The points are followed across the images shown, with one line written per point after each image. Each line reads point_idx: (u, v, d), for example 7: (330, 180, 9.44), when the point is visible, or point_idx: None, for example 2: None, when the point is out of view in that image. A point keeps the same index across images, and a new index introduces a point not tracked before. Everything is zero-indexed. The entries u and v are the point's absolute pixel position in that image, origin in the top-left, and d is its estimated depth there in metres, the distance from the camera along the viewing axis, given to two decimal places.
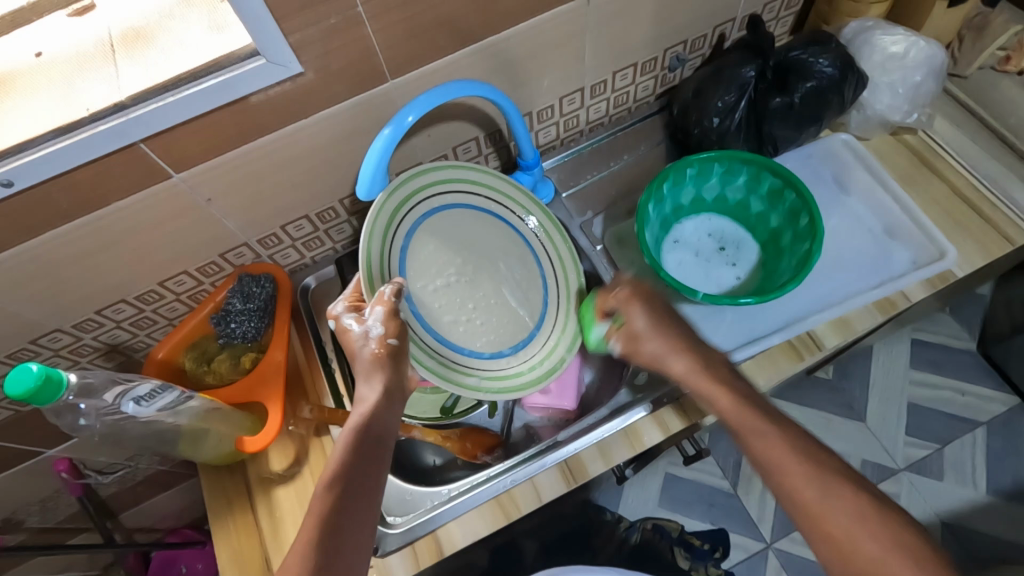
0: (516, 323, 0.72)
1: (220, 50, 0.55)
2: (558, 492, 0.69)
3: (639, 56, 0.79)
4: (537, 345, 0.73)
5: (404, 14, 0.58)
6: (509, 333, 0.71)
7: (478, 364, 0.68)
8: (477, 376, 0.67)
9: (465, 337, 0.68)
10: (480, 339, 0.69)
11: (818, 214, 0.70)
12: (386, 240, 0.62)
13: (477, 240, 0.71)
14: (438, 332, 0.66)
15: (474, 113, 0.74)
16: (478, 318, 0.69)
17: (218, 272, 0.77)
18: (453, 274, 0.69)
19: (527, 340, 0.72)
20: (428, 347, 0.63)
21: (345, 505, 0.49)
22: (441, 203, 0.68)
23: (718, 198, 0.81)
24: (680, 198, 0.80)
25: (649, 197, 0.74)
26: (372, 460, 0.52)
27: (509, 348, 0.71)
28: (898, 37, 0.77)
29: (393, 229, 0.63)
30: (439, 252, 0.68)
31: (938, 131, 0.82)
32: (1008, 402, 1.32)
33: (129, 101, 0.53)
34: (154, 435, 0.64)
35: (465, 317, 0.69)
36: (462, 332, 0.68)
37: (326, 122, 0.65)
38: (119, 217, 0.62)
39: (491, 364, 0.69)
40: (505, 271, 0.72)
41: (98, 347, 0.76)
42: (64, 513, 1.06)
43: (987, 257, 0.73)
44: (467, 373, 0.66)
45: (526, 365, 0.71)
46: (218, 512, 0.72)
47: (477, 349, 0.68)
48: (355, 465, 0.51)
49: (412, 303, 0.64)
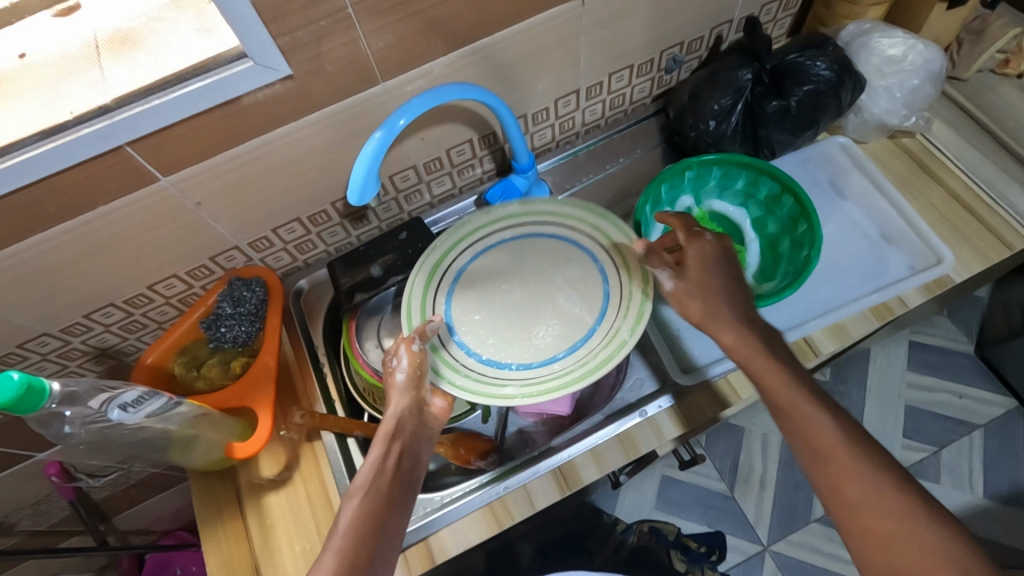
0: (573, 326, 0.67)
1: (207, 53, 0.54)
2: (551, 499, 0.69)
3: (634, 58, 0.78)
4: (598, 338, 0.66)
5: (395, 16, 0.57)
6: (562, 336, 0.67)
7: (516, 375, 0.66)
8: (516, 385, 0.65)
9: (513, 354, 0.67)
10: (529, 351, 0.67)
11: (817, 220, 0.70)
12: (429, 294, 0.70)
13: (531, 261, 0.72)
14: (482, 353, 0.67)
15: (467, 115, 0.73)
16: (529, 333, 0.68)
17: (209, 276, 0.76)
18: (509, 296, 0.70)
19: (584, 337, 0.66)
20: (467, 367, 0.66)
21: (375, 517, 0.51)
22: (490, 242, 0.72)
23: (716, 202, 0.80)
24: (678, 200, 0.79)
25: (645, 200, 0.75)
26: (397, 477, 0.55)
27: (565, 351, 0.66)
28: (896, 40, 0.76)
29: (435, 283, 0.70)
30: (490, 284, 0.71)
31: (938, 135, 0.81)
32: (1006, 405, 1.32)
33: (114, 105, 0.53)
34: (141, 441, 0.63)
35: (517, 335, 0.68)
36: (508, 349, 0.67)
37: (316, 124, 0.64)
38: (106, 221, 0.61)
39: (541, 371, 0.65)
40: (562, 283, 0.70)
41: (87, 351, 0.75)
42: (57, 516, 1.05)
43: (985, 262, 0.72)
44: (503, 384, 0.65)
45: (581, 361, 0.65)
46: (207, 519, 0.71)
47: (526, 361, 0.67)
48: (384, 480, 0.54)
49: (456, 334, 0.68)
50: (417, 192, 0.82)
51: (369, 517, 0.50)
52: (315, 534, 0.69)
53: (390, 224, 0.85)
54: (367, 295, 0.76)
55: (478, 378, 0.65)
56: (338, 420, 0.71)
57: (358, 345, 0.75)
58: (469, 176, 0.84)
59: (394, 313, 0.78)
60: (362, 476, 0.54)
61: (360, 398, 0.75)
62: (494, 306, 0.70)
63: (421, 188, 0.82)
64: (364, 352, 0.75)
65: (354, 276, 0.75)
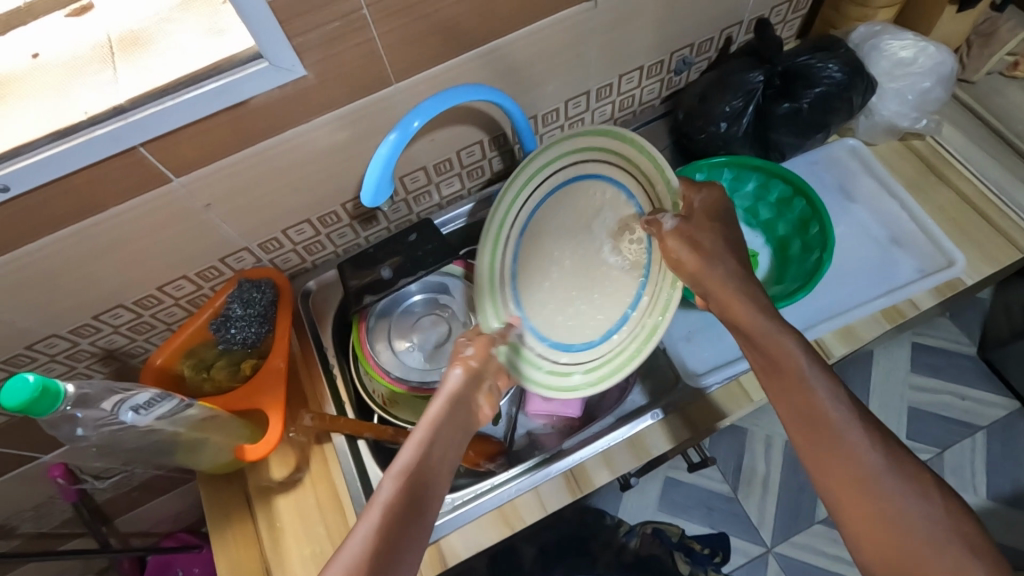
0: (623, 286, 0.64)
1: (221, 54, 0.54)
2: (563, 502, 0.69)
3: (644, 59, 0.78)
4: (642, 307, 0.60)
5: (409, 16, 0.57)
6: (616, 301, 0.64)
7: (583, 359, 0.65)
8: (579, 372, 0.65)
9: (579, 332, 0.66)
10: (592, 324, 0.65)
11: (829, 221, 0.70)
12: (492, 295, 0.71)
13: (575, 221, 0.68)
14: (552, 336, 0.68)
15: (479, 117, 0.73)
16: (593, 301, 0.66)
17: (218, 277, 0.75)
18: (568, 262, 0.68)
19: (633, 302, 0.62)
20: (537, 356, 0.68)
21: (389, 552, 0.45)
22: (534, 210, 0.70)
23: None
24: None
25: None
26: (422, 499, 0.50)
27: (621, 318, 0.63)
28: (907, 42, 0.76)
29: (497, 283, 0.71)
30: (550, 256, 0.70)
31: (947, 137, 0.81)
32: (1008, 407, 1.32)
33: (128, 105, 0.52)
34: (150, 444, 0.62)
35: (583, 305, 0.67)
36: (577, 327, 0.66)
37: (328, 125, 0.64)
38: (115, 222, 0.60)
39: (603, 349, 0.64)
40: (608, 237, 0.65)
41: (95, 352, 0.74)
42: (59, 519, 1.04)
43: (995, 265, 0.72)
44: (570, 372, 0.65)
45: (633, 331, 0.61)
46: (216, 522, 0.71)
47: (590, 337, 0.65)
48: (409, 502, 0.49)
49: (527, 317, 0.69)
50: (427, 193, 0.82)
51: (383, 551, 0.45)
52: (325, 538, 0.68)
53: (398, 225, 0.84)
54: (376, 296, 0.74)
55: (552, 368, 0.66)
56: (349, 420, 0.71)
57: (369, 345, 0.75)
58: (478, 177, 0.84)
59: (403, 316, 0.79)
60: (386, 490, 0.49)
61: (369, 399, 0.75)
62: (560, 279, 0.69)
63: (430, 190, 0.81)
64: (374, 352, 0.75)
65: (361, 278, 0.75)
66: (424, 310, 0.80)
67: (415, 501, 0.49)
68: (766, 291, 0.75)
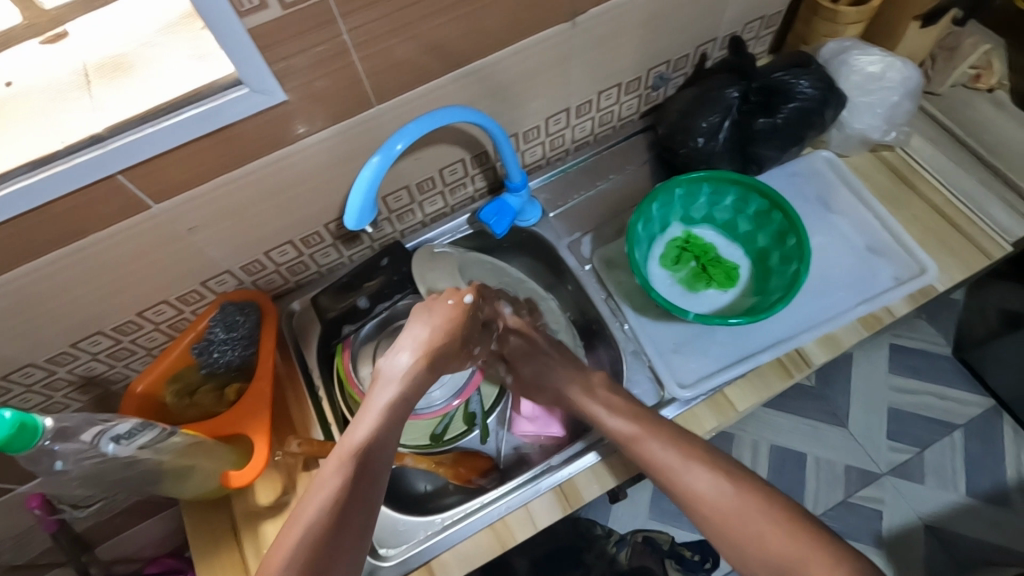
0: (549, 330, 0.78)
1: (200, 80, 0.53)
2: (554, 518, 0.68)
3: (623, 76, 0.80)
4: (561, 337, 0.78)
5: (391, 41, 0.57)
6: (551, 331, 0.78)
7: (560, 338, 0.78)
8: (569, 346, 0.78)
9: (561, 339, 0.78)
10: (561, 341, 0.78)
11: (805, 232, 0.72)
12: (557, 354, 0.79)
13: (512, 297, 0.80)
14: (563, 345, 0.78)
15: (462, 136, 0.74)
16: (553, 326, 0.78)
17: (200, 300, 0.74)
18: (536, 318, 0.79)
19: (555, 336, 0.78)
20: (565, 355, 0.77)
21: (324, 552, 0.47)
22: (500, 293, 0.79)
23: (706, 217, 0.82)
24: (667, 218, 0.81)
25: (638, 217, 0.75)
26: (362, 490, 0.51)
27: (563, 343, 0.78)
28: (874, 57, 0.78)
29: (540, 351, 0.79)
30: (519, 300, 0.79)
31: (917, 148, 0.84)
32: (984, 405, 1.36)
33: (106, 133, 0.52)
34: (135, 475, 0.61)
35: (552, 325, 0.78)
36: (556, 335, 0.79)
37: (312, 149, 0.64)
38: (95, 249, 0.59)
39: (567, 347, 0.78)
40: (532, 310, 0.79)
41: (73, 380, 0.73)
42: (38, 549, 1.00)
43: (967, 272, 0.75)
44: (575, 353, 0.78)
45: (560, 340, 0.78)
46: (203, 554, 0.69)
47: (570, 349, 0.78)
48: (350, 501, 0.50)
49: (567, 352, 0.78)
50: (410, 211, 0.82)
51: (316, 554, 0.47)
52: None
53: (382, 243, 0.84)
54: (354, 325, 0.79)
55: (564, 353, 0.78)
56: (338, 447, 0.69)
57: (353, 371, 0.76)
58: (460, 195, 0.84)
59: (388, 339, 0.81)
60: (326, 485, 0.50)
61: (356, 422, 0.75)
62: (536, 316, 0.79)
63: (414, 208, 0.81)
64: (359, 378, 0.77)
65: (337, 307, 0.77)
66: None
67: (360, 481, 0.51)
68: (743, 303, 0.77)
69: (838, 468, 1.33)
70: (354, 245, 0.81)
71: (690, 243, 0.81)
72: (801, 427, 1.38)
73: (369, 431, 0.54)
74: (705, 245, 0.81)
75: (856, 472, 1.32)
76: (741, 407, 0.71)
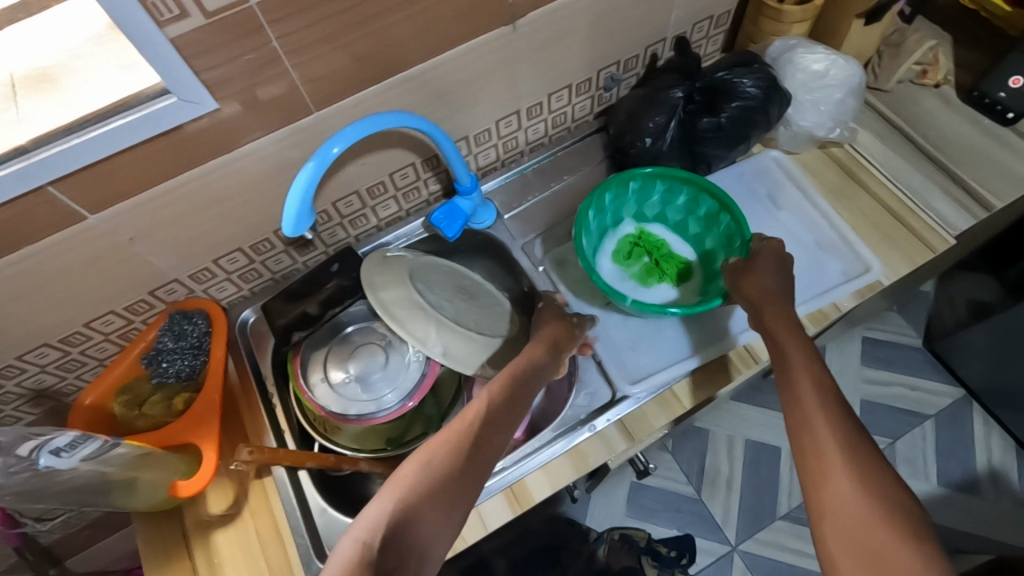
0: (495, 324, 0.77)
1: (125, 90, 0.53)
2: (504, 519, 0.69)
3: (573, 78, 0.80)
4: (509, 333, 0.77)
5: (326, 46, 0.57)
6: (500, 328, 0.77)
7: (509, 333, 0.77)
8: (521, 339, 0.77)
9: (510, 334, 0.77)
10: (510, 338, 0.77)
11: (750, 235, 0.72)
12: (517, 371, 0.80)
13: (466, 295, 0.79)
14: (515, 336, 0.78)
15: (409, 140, 0.74)
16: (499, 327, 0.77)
17: (149, 309, 0.74)
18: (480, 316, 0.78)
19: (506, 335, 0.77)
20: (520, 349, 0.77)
21: (450, 475, 0.51)
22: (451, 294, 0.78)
23: (660, 215, 0.82)
24: (621, 213, 0.82)
25: (590, 203, 0.76)
26: (490, 436, 0.55)
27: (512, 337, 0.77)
28: (819, 55, 0.79)
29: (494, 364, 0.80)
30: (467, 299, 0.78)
31: (864, 144, 0.85)
32: (954, 395, 1.37)
33: (31, 145, 0.51)
34: (78, 489, 0.61)
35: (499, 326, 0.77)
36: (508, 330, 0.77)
37: (252, 156, 0.64)
38: (34, 262, 0.59)
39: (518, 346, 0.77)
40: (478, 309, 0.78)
41: (23, 393, 0.72)
42: (4, 565, 1.00)
43: (911, 265, 0.76)
44: None
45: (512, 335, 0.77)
46: (154, 565, 0.69)
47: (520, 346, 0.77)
48: (475, 441, 0.54)
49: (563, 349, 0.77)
50: (362, 216, 0.82)
51: (443, 475, 0.51)
52: (265, 571, 0.67)
53: (336, 248, 0.84)
54: (304, 332, 0.80)
55: None
56: (290, 453, 0.67)
57: (304, 381, 0.75)
58: (414, 199, 0.85)
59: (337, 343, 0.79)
60: (458, 425, 0.55)
61: (310, 428, 0.76)
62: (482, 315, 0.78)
63: (367, 213, 0.81)
64: (309, 386, 0.75)
65: (288, 316, 0.79)
66: (360, 337, 0.79)
67: (489, 429, 0.56)
68: (693, 298, 0.78)
69: None
70: (301, 252, 0.80)
71: (642, 239, 0.82)
72: (774, 420, 1.39)
73: (502, 384, 0.60)
74: (657, 241, 0.82)
75: None
76: (687, 403, 0.73)
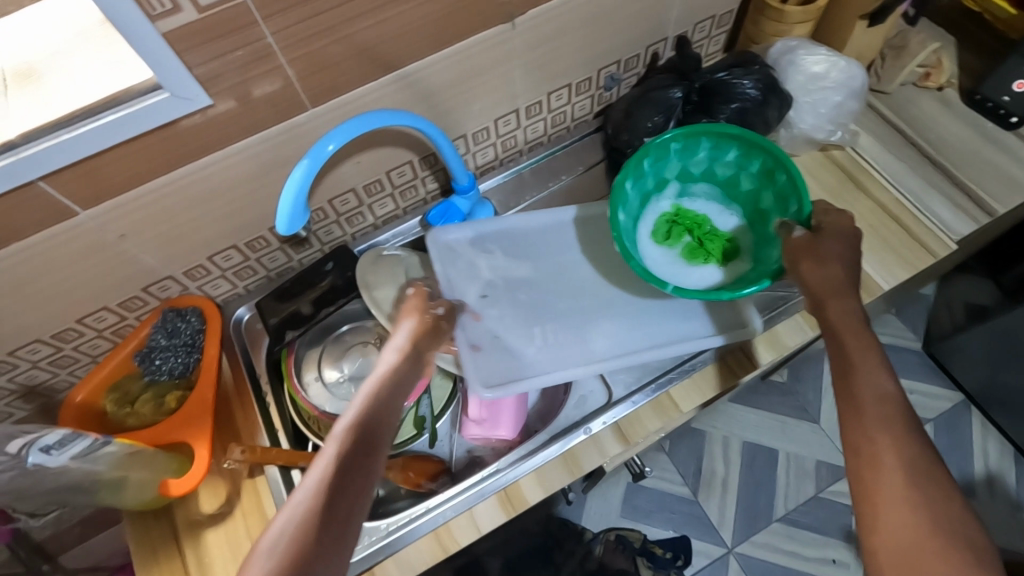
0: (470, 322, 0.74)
1: (116, 86, 0.52)
2: (498, 522, 0.68)
3: (571, 77, 0.79)
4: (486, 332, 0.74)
5: (321, 42, 0.57)
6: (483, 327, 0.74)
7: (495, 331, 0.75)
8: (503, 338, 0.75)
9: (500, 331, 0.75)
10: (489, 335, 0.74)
11: (809, 202, 0.66)
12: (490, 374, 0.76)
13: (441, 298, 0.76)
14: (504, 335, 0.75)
15: (404, 138, 0.73)
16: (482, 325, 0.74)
17: (142, 306, 0.73)
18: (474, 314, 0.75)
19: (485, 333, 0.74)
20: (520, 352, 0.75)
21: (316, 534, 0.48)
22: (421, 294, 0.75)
23: (706, 172, 0.76)
24: (662, 176, 0.75)
25: (626, 174, 0.70)
26: (358, 474, 0.52)
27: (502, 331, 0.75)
28: (819, 57, 0.78)
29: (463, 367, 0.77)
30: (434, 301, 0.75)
31: (864, 147, 0.84)
32: (952, 399, 1.37)
33: (20, 139, 0.51)
34: (70, 485, 0.61)
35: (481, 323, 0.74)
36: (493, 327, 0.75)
37: (246, 153, 0.63)
38: (24, 257, 0.58)
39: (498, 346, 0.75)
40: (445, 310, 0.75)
41: (15, 389, 0.72)
42: None
43: (908, 270, 0.75)
44: None
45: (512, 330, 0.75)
46: (144, 562, 0.69)
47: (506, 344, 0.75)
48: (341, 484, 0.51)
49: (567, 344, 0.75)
50: (359, 214, 0.81)
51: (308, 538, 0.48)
52: None
53: (333, 246, 0.84)
54: (297, 331, 0.78)
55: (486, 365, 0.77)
56: (282, 453, 0.68)
57: (297, 379, 0.76)
58: (412, 197, 0.84)
59: (333, 342, 0.79)
60: (318, 472, 0.52)
61: (305, 428, 0.75)
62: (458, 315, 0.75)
63: (363, 211, 0.81)
64: (303, 386, 0.76)
65: (280, 314, 0.76)
66: (353, 337, 0.79)
67: (356, 465, 0.53)
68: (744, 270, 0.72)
69: (809, 464, 1.34)
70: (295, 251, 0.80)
71: (681, 215, 0.75)
72: (771, 422, 1.38)
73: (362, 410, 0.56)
74: (697, 217, 0.76)
75: (826, 468, 1.33)
76: (681, 410, 0.72)
